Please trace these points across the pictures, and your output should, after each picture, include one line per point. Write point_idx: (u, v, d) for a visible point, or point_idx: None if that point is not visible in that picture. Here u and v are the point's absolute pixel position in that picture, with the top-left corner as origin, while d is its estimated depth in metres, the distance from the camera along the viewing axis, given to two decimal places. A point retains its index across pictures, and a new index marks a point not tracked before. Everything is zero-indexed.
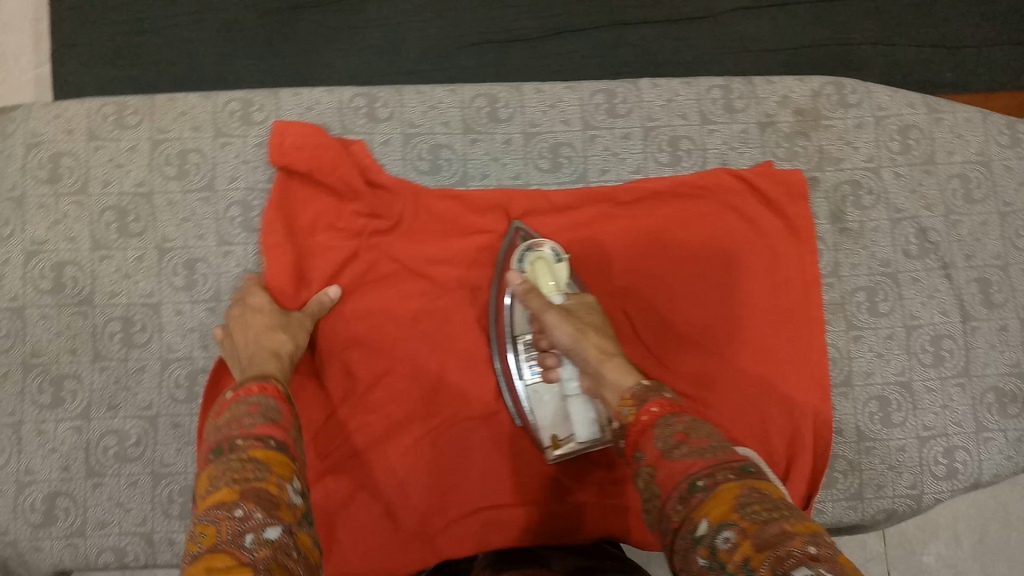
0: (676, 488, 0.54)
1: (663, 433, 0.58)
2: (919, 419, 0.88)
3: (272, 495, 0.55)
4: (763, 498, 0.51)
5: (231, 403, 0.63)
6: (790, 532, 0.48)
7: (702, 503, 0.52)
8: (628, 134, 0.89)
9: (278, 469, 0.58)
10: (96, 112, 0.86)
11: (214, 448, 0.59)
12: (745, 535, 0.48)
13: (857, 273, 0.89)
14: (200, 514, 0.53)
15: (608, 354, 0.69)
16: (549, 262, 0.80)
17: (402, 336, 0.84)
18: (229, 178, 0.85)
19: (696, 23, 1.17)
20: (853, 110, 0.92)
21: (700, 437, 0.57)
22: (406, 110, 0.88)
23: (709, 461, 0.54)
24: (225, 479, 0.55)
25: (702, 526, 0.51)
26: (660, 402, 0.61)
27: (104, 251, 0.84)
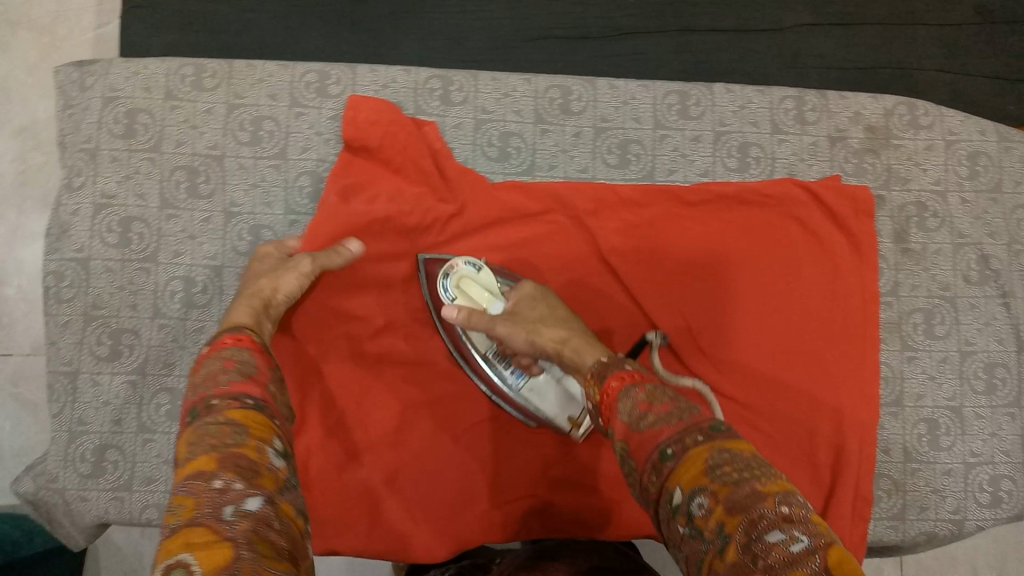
0: (649, 460, 0.53)
1: (627, 408, 0.57)
2: (967, 444, 0.88)
3: (253, 462, 0.52)
4: (734, 455, 0.50)
5: (208, 357, 0.62)
6: (762, 492, 0.47)
7: (673, 472, 0.51)
8: (698, 137, 0.89)
9: (257, 432, 0.55)
10: (175, 72, 0.86)
11: (192, 410, 0.57)
12: (717, 501, 0.47)
13: (916, 294, 0.89)
14: (177, 485, 0.50)
15: (565, 340, 0.71)
16: (472, 278, 0.80)
17: None
18: (301, 149, 0.86)
19: (766, 35, 1.16)
20: (924, 133, 0.91)
21: (663, 405, 0.56)
22: (480, 96, 0.89)
23: (675, 428, 0.54)
24: (201, 447, 0.52)
25: (677, 495, 0.50)
26: (620, 376, 0.61)
27: (172, 210, 0.84)
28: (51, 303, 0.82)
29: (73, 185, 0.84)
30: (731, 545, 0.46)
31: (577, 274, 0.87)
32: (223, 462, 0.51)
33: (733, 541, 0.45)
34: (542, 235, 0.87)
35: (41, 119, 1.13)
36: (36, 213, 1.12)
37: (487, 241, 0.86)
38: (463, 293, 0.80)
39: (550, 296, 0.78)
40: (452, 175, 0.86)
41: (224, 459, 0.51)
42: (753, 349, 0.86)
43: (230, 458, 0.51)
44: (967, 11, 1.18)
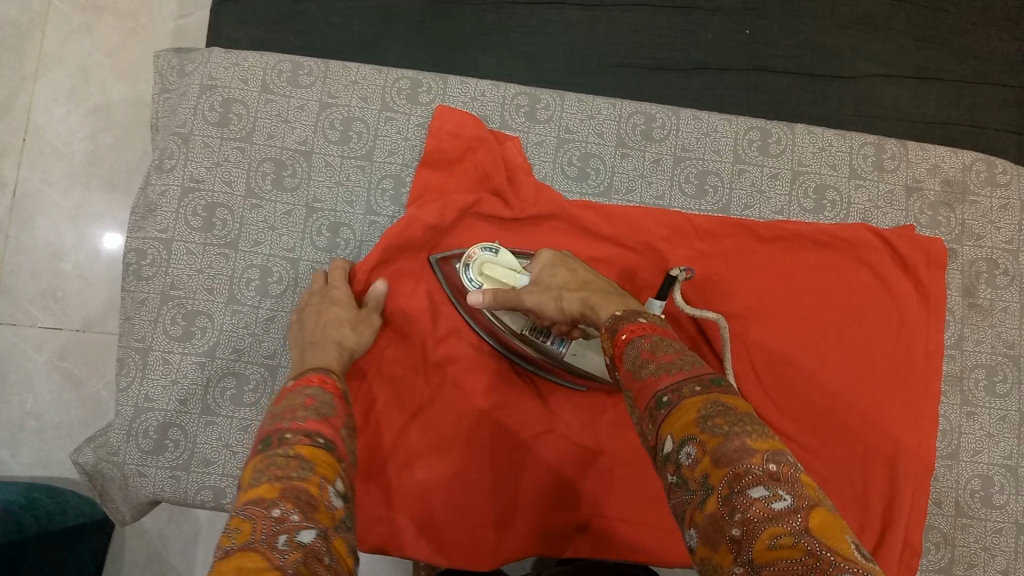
0: (648, 408, 0.52)
1: (631, 355, 0.57)
2: (1020, 505, 0.87)
3: (312, 497, 0.52)
4: (728, 409, 0.49)
5: (293, 393, 0.64)
6: (751, 446, 0.46)
7: (667, 419, 0.50)
8: (776, 174, 0.90)
9: (321, 471, 0.55)
10: (273, 67, 0.89)
11: (266, 439, 0.57)
12: (704, 453, 0.46)
13: (980, 349, 0.89)
14: (238, 508, 0.50)
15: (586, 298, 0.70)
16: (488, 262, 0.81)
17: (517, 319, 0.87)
18: (387, 152, 0.88)
19: (840, 81, 1.17)
20: (1000, 191, 0.92)
21: (667, 355, 0.55)
22: (565, 116, 0.91)
23: (674, 377, 0.52)
24: (267, 475, 0.52)
25: (668, 443, 0.49)
26: (629, 328, 0.60)
27: (256, 200, 0.86)
28: (131, 279, 0.84)
29: (163, 166, 0.86)
30: (713, 497, 0.45)
31: (642, 302, 0.87)
32: (284, 493, 0.51)
33: (715, 493, 0.45)
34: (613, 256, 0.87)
35: (114, 100, 1.13)
36: (101, 191, 1.12)
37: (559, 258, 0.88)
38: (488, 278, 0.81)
39: (569, 259, 0.78)
40: (529, 191, 0.87)
41: (285, 490, 0.51)
42: (816, 389, 0.86)
43: (292, 490, 0.51)
44: None
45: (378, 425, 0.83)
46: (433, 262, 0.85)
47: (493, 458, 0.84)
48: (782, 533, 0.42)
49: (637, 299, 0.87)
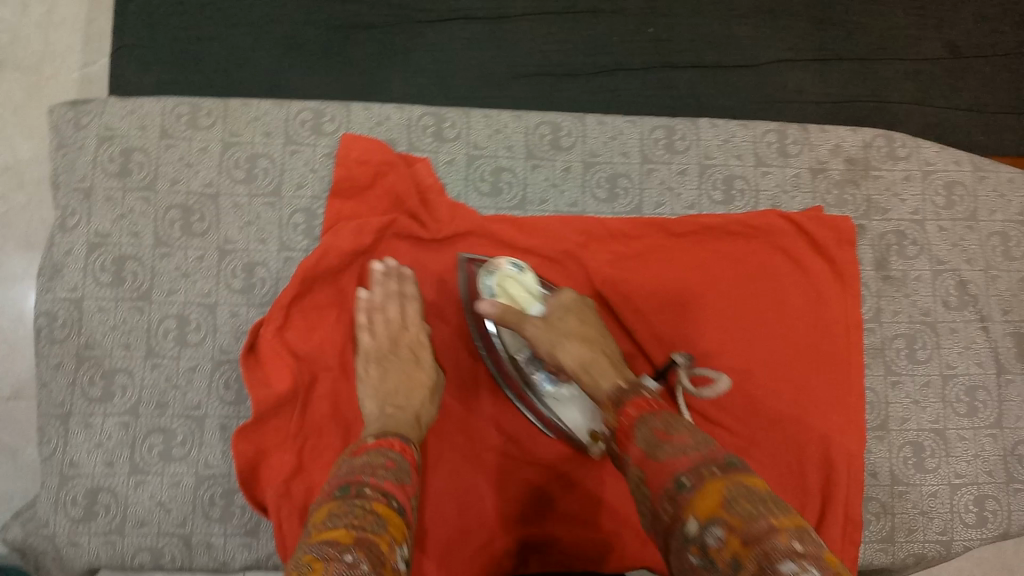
0: (664, 488, 0.55)
1: (645, 435, 0.60)
2: (951, 466, 0.89)
3: (382, 551, 0.54)
4: (748, 489, 0.52)
5: (372, 452, 0.66)
6: (775, 526, 0.49)
7: (689, 501, 0.52)
8: (684, 170, 0.92)
9: (393, 530, 0.57)
10: (170, 111, 0.87)
11: (344, 488, 0.60)
12: (734, 536, 0.49)
13: (898, 320, 0.92)
14: (312, 547, 0.53)
15: (590, 358, 0.72)
16: (516, 279, 0.81)
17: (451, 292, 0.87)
18: (296, 185, 0.87)
19: (745, 70, 1.19)
20: (902, 164, 0.95)
21: (680, 435, 0.58)
22: (472, 132, 0.91)
23: (692, 458, 0.56)
24: (344, 521, 0.55)
25: (692, 524, 0.51)
26: (637, 403, 0.64)
27: (165, 248, 0.84)
28: (42, 343, 0.82)
29: (66, 224, 0.84)
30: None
31: None
32: (358, 542, 0.53)
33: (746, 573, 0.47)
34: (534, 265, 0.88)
35: (24, 158, 1.10)
36: (19, 252, 1.08)
37: None
38: (505, 291, 0.81)
39: (585, 309, 0.79)
40: (444, 210, 0.87)
41: (359, 539, 0.53)
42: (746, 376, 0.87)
43: (365, 540, 0.54)
44: (938, 46, 1.22)
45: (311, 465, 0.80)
46: (461, 260, 0.84)
47: (458, 481, 0.84)
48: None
49: None
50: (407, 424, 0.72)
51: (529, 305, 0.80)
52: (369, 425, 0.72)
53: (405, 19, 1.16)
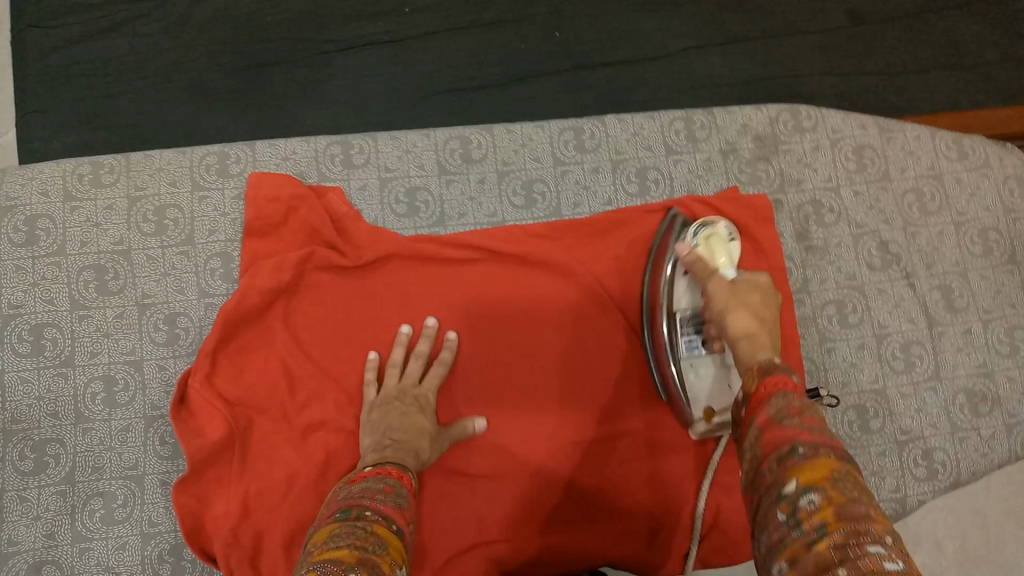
0: (777, 450, 0.55)
1: (777, 402, 0.58)
2: (896, 424, 0.90)
3: (383, 571, 0.54)
4: (856, 481, 0.52)
5: (370, 479, 0.67)
6: (872, 517, 0.49)
7: (798, 466, 0.53)
8: (597, 168, 0.93)
9: (392, 553, 0.57)
10: (72, 172, 0.86)
11: (347, 511, 0.61)
12: (831, 505, 0.49)
13: (826, 287, 0.92)
14: (316, 563, 0.52)
15: (752, 331, 0.69)
16: (722, 241, 0.83)
17: (383, 305, 0.85)
18: (208, 231, 0.86)
19: (656, 62, 1.21)
20: (809, 134, 0.97)
21: (814, 418, 0.57)
22: (381, 156, 0.90)
23: (817, 438, 0.55)
24: (346, 541, 0.55)
25: (791, 485, 0.52)
26: (785, 380, 0.61)
27: (83, 310, 0.83)
28: None
29: None
30: (826, 541, 0.47)
31: (504, 314, 0.87)
32: (361, 561, 0.53)
33: (829, 539, 0.47)
34: (463, 277, 0.87)
35: None
36: None
37: (409, 289, 0.86)
38: (709, 245, 0.82)
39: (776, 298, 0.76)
40: (363, 236, 0.85)
41: (361, 558, 0.53)
42: None
43: (367, 559, 0.54)
44: (839, 15, 1.24)
45: (258, 510, 0.78)
46: (670, 213, 0.89)
47: (448, 495, 0.83)
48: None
49: (495, 311, 0.87)
50: (403, 453, 0.73)
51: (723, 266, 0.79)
52: (365, 457, 0.73)
53: (310, 53, 1.16)
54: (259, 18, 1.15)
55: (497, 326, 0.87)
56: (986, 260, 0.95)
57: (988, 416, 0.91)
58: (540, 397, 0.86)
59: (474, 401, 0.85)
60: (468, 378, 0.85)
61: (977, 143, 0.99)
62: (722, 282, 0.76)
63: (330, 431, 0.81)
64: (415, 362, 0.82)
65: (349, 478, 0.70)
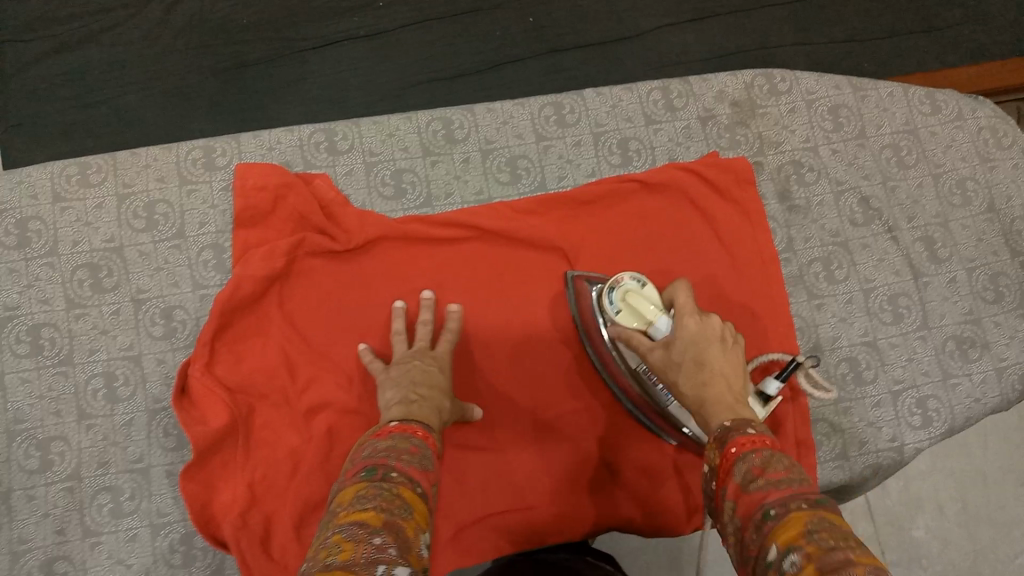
0: (752, 521, 0.50)
1: (739, 468, 0.54)
2: (889, 374, 0.91)
3: (410, 537, 0.52)
4: (837, 526, 0.46)
5: (395, 436, 0.65)
6: (854, 557, 0.42)
7: (773, 530, 0.47)
8: (579, 141, 0.94)
9: (418, 517, 0.56)
10: (60, 174, 0.87)
11: (372, 469, 0.59)
12: (809, 560, 0.43)
13: (811, 246, 0.94)
14: (342, 526, 0.51)
15: (702, 399, 0.64)
16: (638, 293, 0.73)
17: (380, 284, 0.86)
18: (199, 224, 0.87)
19: (630, 42, 1.22)
20: (785, 97, 0.98)
21: (777, 472, 0.53)
22: (365, 141, 0.91)
23: (784, 491, 0.50)
24: (373, 504, 0.54)
25: (772, 551, 0.46)
26: (743, 439, 0.57)
27: (79, 308, 0.84)
28: None
29: None
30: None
31: (501, 288, 0.88)
32: (387, 525, 0.52)
33: None
34: (456, 253, 0.88)
35: None
36: None
37: (403, 267, 0.87)
38: (628, 305, 0.73)
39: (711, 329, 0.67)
40: (352, 219, 0.86)
41: (389, 524, 0.52)
42: None
43: (394, 523, 0.52)
44: None
45: (268, 494, 0.79)
46: (568, 277, 0.86)
47: (463, 462, 0.84)
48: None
49: (492, 284, 0.88)
50: (428, 410, 0.71)
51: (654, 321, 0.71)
52: (390, 410, 0.70)
53: (289, 51, 1.17)
54: (236, 18, 1.16)
55: (493, 299, 0.87)
56: (966, 210, 0.97)
57: (978, 361, 0.92)
58: (540, 366, 0.87)
59: (474, 375, 0.86)
60: (467, 353, 0.86)
61: (949, 96, 1.01)
62: (657, 354, 0.69)
63: (331, 410, 0.82)
64: (422, 329, 0.82)
65: (371, 432, 0.68)
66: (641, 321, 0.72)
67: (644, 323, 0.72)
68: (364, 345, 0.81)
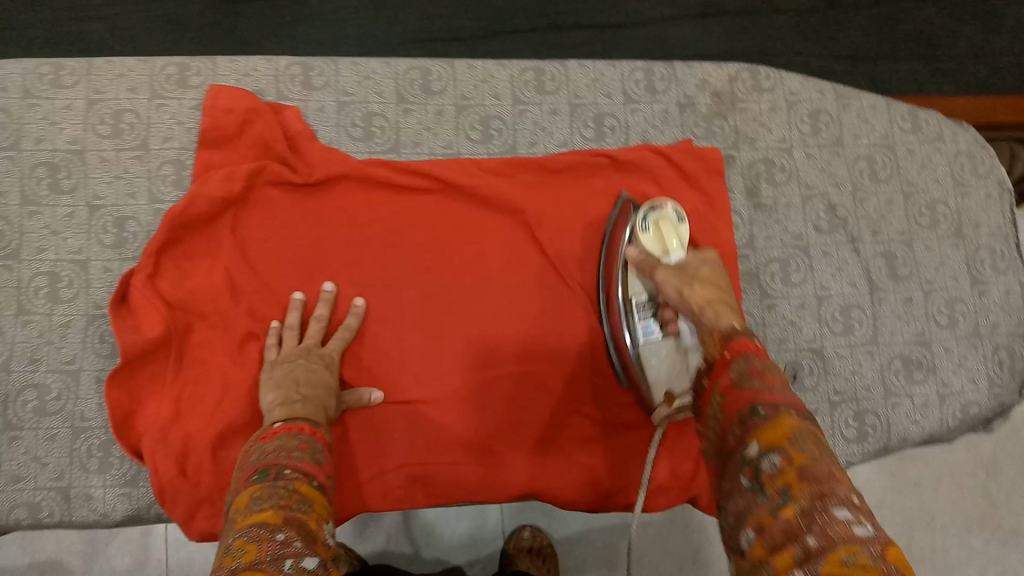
0: (739, 413, 0.57)
1: (739, 365, 0.60)
2: (830, 383, 0.91)
3: (311, 530, 0.57)
4: (817, 439, 0.54)
5: (281, 435, 0.68)
6: (836, 475, 0.51)
7: (757, 428, 0.55)
8: (555, 110, 0.94)
9: (318, 509, 0.60)
10: (33, 71, 0.87)
11: (263, 470, 0.62)
12: (793, 465, 0.51)
13: (771, 245, 0.94)
14: (242, 530, 0.55)
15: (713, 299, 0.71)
16: (673, 223, 0.80)
17: (334, 225, 0.86)
18: (163, 138, 0.87)
19: (631, 29, 1.22)
20: (767, 95, 0.98)
21: (773, 377, 0.59)
22: (341, 80, 0.91)
23: (776, 397, 0.57)
24: (271, 504, 0.58)
25: (752, 448, 0.54)
26: (749, 342, 0.63)
27: (34, 207, 0.84)
28: None
29: None
30: (792, 506, 0.49)
31: (458, 242, 0.88)
32: (287, 522, 0.56)
33: (795, 504, 0.49)
34: (417, 202, 0.88)
35: None
36: None
37: (360, 208, 0.87)
38: (656, 230, 0.80)
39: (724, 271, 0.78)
40: (316, 155, 0.87)
41: (288, 519, 0.56)
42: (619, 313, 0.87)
43: (294, 519, 0.57)
44: None
45: (193, 412, 0.79)
46: (619, 196, 0.89)
47: (395, 431, 0.84)
48: (858, 553, 0.44)
49: (451, 238, 0.88)
50: (312, 410, 0.72)
51: (672, 250, 0.78)
52: (273, 411, 0.72)
53: None
54: None
55: (452, 253, 0.87)
56: (932, 232, 0.96)
57: (922, 384, 0.92)
58: (479, 329, 0.86)
59: (411, 333, 0.85)
60: (372, 334, 0.85)
61: (932, 117, 1.01)
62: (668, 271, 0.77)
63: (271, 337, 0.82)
64: (314, 325, 0.81)
65: (257, 436, 0.69)
66: (661, 248, 0.79)
67: (662, 249, 0.79)
68: (274, 324, 0.81)
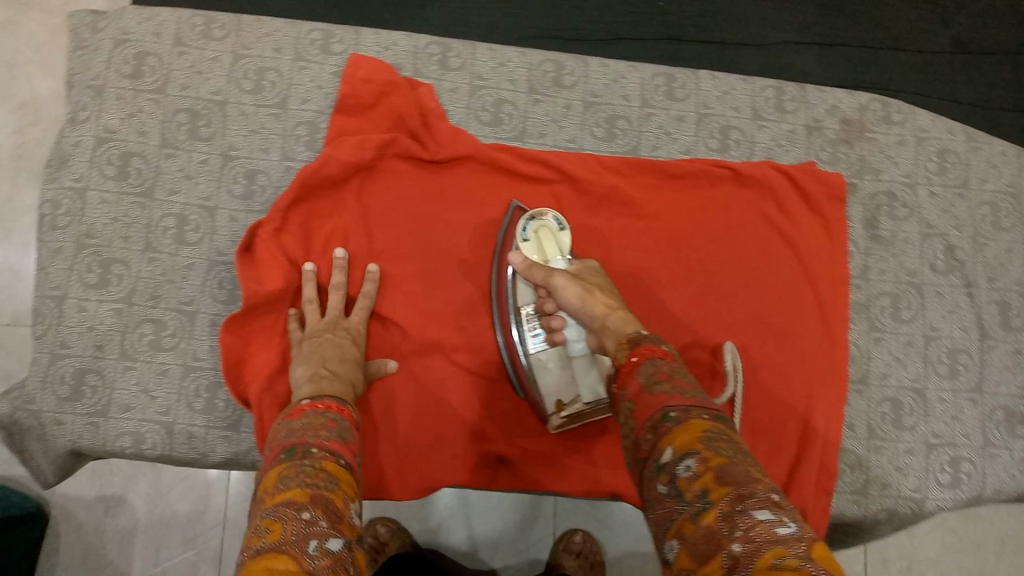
0: (652, 419, 0.56)
1: (647, 369, 0.61)
2: (929, 426, 0.89)
3: (338, 509, 0.55)
4: (730, 440, 0.53)
5: (311, 412, 0.66)
6: (753, 475, 0.50)
7: (670, 432, 0.54)
8: (682, 117, 0.94)
9: (345, 488, 0.57)
10: (185, 21, 0.90)
11: (292, 449, 0.60)
12: (706, 467, 0.50)
13: (884, 279, 0.92)
14: (269, 510, 0.53)
15: (613, 308, 0.71)
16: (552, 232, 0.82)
17: (447, 202, 0.87)
18: (301, 100, 0.89)
19: (750, 48, 1.21)
20: (896, 128, 0.97)
21: (682, 380, 0.59)
22: (476, 64, 0.93)
23: (686, 400, 0.56)
24: (296, 482, 0.55)
25: (667, 454, 0.53)
26: (653, 347, 0.63)
27: (171, 149, 0.86)
28: (45, 229, 0.83)
29: (77, 119, 0.86)
30: (711, 510, 0.48)
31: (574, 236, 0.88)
32: (314, 500, 0.54)
33: (715, 509, 0.48)
34: (536, 192, 0.89)
35: (43, 95, 1.09)
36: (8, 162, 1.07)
37: (480, 190, 0.88)
38: (537, 240, 0.82)
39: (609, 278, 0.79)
40: (445, 134, 0.87)
41: (315, 497, 0.54)
42: (722, 327, 0.88)
43: (322, 497, 0.54)
44: (942, 40, 1.23)
45: None
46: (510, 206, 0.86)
47: (430, 414, 0.84)
48: (784, 555, 0.43)
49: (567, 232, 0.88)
50: (339, 386, 0.72)
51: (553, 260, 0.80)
52: (299, 388, 0.71)
53: None
54: None
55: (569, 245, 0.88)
56: None
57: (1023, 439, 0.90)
58: None
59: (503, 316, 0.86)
60: (472, 312, 0.86)
61: None
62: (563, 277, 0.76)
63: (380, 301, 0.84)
64: (335, 294, 0.81)
65: (287, 413, 0.68)
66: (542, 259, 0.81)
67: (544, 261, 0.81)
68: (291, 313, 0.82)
